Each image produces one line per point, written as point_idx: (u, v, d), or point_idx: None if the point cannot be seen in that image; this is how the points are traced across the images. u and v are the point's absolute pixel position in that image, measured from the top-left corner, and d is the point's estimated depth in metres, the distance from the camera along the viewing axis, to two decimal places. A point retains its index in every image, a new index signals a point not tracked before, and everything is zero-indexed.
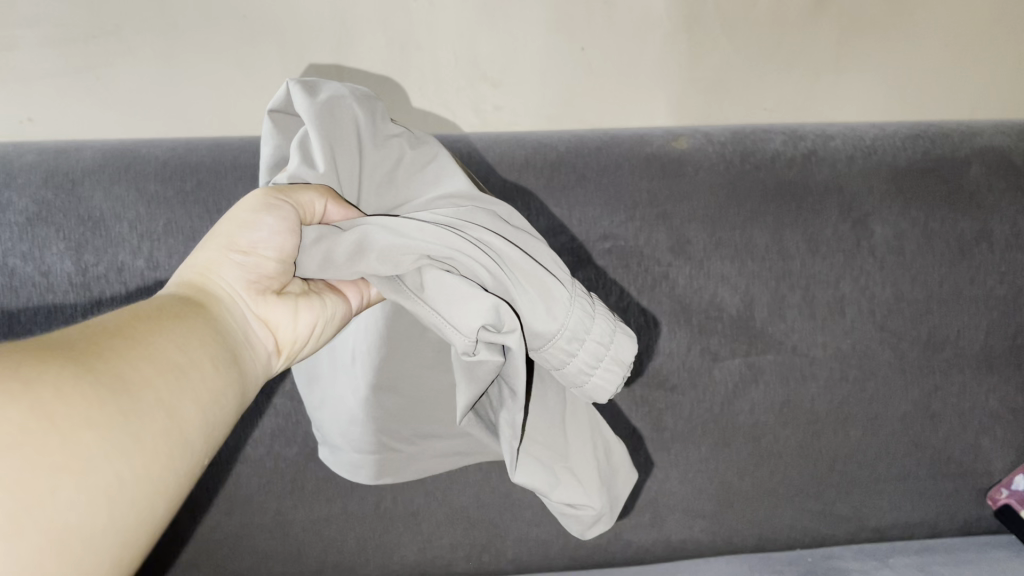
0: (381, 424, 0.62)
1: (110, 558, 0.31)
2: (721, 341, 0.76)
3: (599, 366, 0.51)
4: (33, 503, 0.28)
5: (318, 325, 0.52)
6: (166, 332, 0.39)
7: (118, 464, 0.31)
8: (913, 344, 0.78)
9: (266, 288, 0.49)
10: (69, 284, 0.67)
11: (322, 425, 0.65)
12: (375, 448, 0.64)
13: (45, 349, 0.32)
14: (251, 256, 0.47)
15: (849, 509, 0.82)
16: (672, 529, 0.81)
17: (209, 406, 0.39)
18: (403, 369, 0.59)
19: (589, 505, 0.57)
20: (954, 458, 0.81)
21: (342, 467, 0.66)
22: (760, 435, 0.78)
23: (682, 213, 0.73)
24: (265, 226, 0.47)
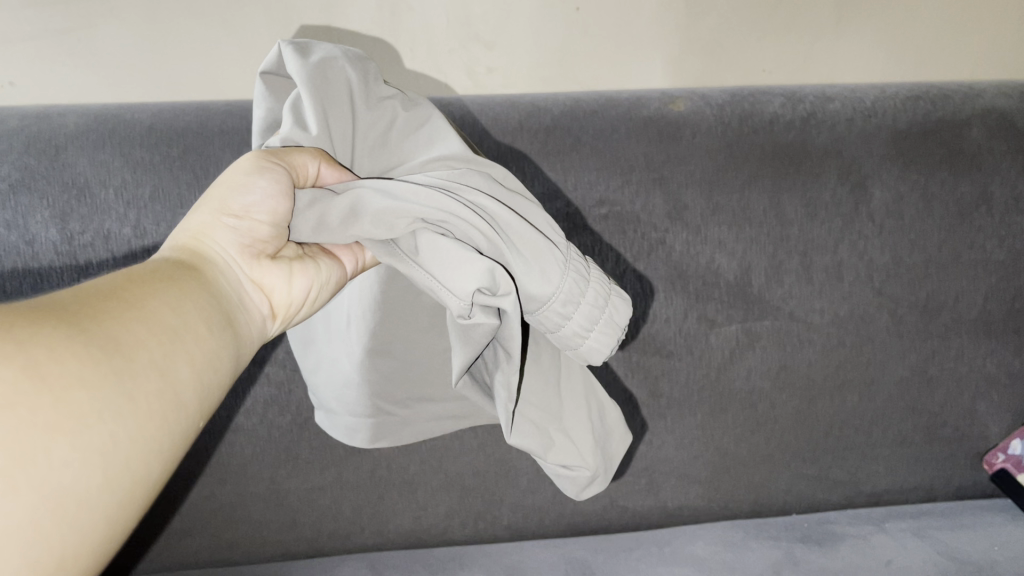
0: (376, 389, 0.61)
1: (105, 518, 0.30)
2: (717, 307, 0.75)
3: (595, 328, 0.50)
4: (28, 461, 0.27)
5: (313, 290, 0.51)
6: (159, 294, 0.38)
7: (111, 424, 0.30)
8: (911, 309, 0.77)
9: (260, 252, 0.48)
10: (55, 253, 0.66)
11: (317, 389, 0.64)
12: (369, 411, 0.63)
13: (39, 310, 0.31)
14: (244, 220, 0.46)
15: (844, 474, 0.82)
16: (668, 496, 0.81)
17: (204, 369, 0.38)
18: (395, 337, 0.59)
19: (581, 466, 0.57)
20: (951, 423, 0.81)
21: (337, 431, 0.64)
22: (756, 401, 0.78)
23: (679, 177, 0.72)
24: (257, 189, 0.46)
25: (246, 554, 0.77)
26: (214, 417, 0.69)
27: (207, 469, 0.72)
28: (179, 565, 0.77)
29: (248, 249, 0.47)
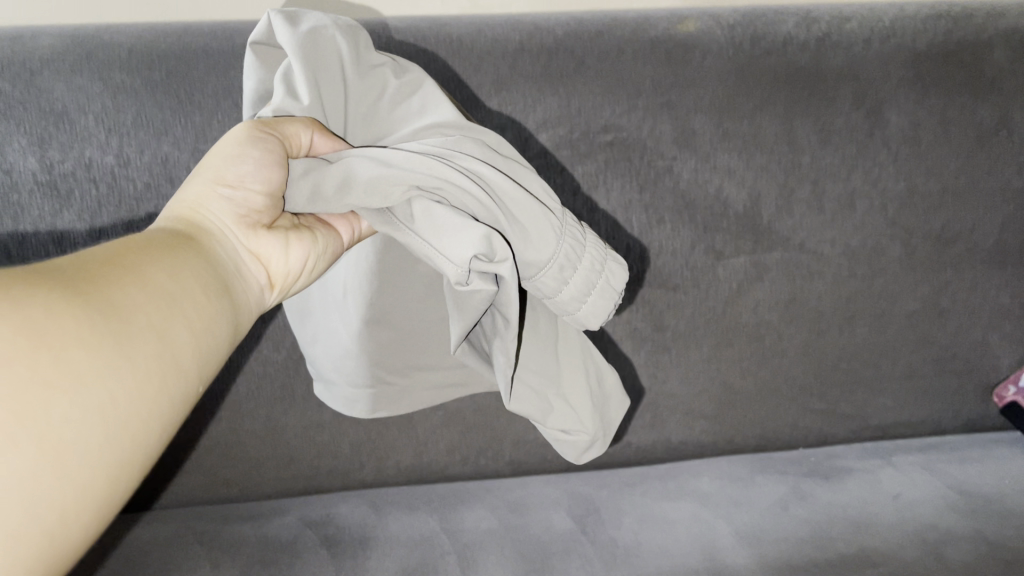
0: (375, 358, 0.58)
1: (106, 479, 0.28)
2: (725, 238, 0.72)
3: (591, 293, 0.48)
4: (26, 418, 0.25)
5: (311, 259, 0.48)
6: (155, 255, 0.36)
7: (111, 385, 0.29)
8: (925, 240, 0.75)
9: (257, 221, 0.45)
10: (35, 183, 0.63)
11: (314, 360, 0.61)
12: (369, 381, 0.60)
13: (31, 270, 0.29)
14: (239, 189, 0.43)
15: (852, 408, 0.81)
16: (673, 431, 0.80)
17: (204, 328, 0.36)
18: (395, 303, 0.56)
19: (580, 430, 0.55)
20: (961, 356, 0.80)
21: (336, 401, 0.62)
22: (763, 334, 0.76)
23: (688, 102, 0.69)
24: (249, 159, 0.43)
25: (243, 493, 0.76)
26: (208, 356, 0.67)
27: (201, 407, 0.70)
28: (175, 504, 0.75)
29: (245, 216, 0.44)
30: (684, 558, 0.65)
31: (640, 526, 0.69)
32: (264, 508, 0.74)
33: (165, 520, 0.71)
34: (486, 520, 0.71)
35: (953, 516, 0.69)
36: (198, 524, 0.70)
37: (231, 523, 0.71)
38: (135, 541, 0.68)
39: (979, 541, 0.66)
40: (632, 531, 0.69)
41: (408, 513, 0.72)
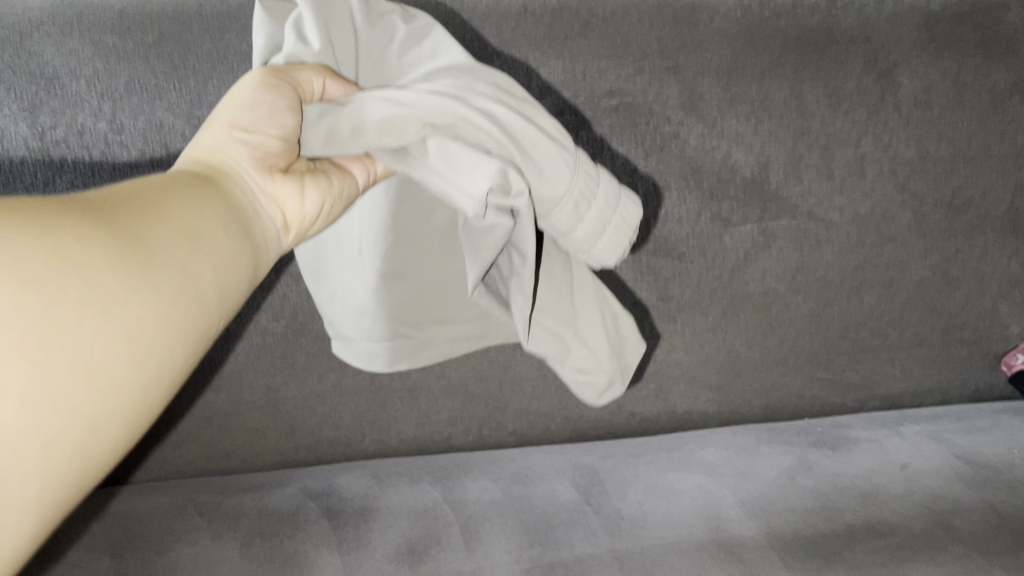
0: (393, 311, 0.57)
1: (132, 401, 0.29)
2: (732, 205, 0.71)
3: (606, 229, 0.47)
4: (61, 331, 0.26)
5: (328, 204, 0.46)
6: (177, 193, 0.36)
7: (136, 311, 0.29)
8: (935, 207, 0.73)
9: (276, 165, 0.44)
10: (26, 150, 0.61)
11: (331, 317, 0.60)
12: (387, 334, 0.59)
13: (61, 200, 0.30)
14: (254, 134, 0.43)
15: (859, 377, 0.80)
16: (677, 401, 0.79)
17: (228, 266, 0.36)
18: (411, 252, 0.54)
19: (597, 369, 0.54)
20: (970, 325, 0.78)
21: (355, 356, 0.61)
22: (770, 303, 0.75)
23: (695, 65, 0.67)
24: (264, 106, 0.42)
25: (243, 463, 0.75)
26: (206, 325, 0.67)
27: (199, 377, 0.69)
28: (173, 475, 0.75)
29: (264, 159, 0.43)
30: (690, 529, 0.65)
31: (645, 497, 0.69)
32: (265, 479, 0.73)
33: (165, 492, 0.70)
34: (489, 491, 0.70)
35: (961, 486, 0.68)
36: (198, 496, 0.70)
37: (232, 494, 0.70)
38: (135, 512, 0.68)
39: (988, 511, 0.65)
40: (637, 502, 0.68)
41: (410, 484, 0.71)
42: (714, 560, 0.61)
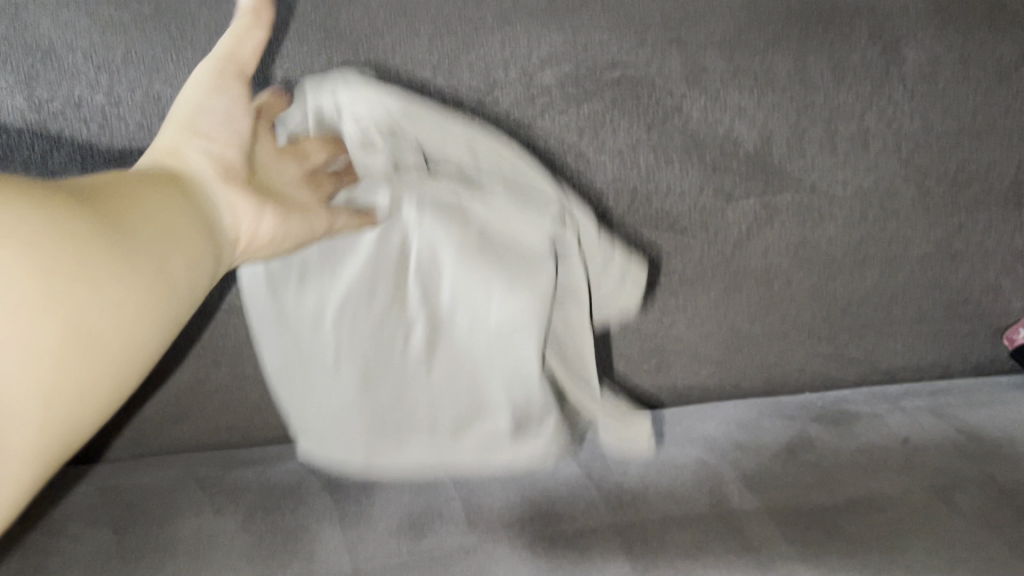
0: (373, 416, 0.64)
1: (116, 363, 0.35)
2: (735, 179, 0.70)
3: (569, 224, 0.62)
4: (54, 306, 0.32)
5: (282, 230, 0.51)
6: (154, 189, 0.42)
7: (120, 288, 0.35)
8: (939, 181, 0.73)
9: (233, 175, 0.48)
10: (24, 123, 0.61)
11: (306, 425, 0.65)
12: (368, 429, 0.64)
13: (54, 189, 0.35)
14: (213, 140, 0.49)
15: (861, 352, 0.80)
16: (678, 375, 0.79)
17: (197, 257, 0.41)
18: (380, 337, 0.62)
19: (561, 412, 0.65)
20: (973, 300, 0.78)
21: (330, 450, 0.65)
22: (772, 278, 0.75)
23: (698, 38, 0.67)
24: (222, 108, 0.50)
25: (246, 438, 0.75)
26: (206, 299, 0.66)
27: (201, 352, 0.69)
28: (174, 451, 0.74)
29: (222, 168, 0.48)
30: (692, 502, 0.65)
31: (647, 471, 0.69)
32: (267, 453, 0.73)
33: (167, 466, 0.71)
34: None
35: (963, 461, 0.68)
36: (201, 470, 0.70)
37: (234, 468, 0.70)
38: (137, 486, 0.68)
39: (989, 486, 0.65)
40: (638, 476, 0.68)
41: None
42: (715, 533, 0.61)
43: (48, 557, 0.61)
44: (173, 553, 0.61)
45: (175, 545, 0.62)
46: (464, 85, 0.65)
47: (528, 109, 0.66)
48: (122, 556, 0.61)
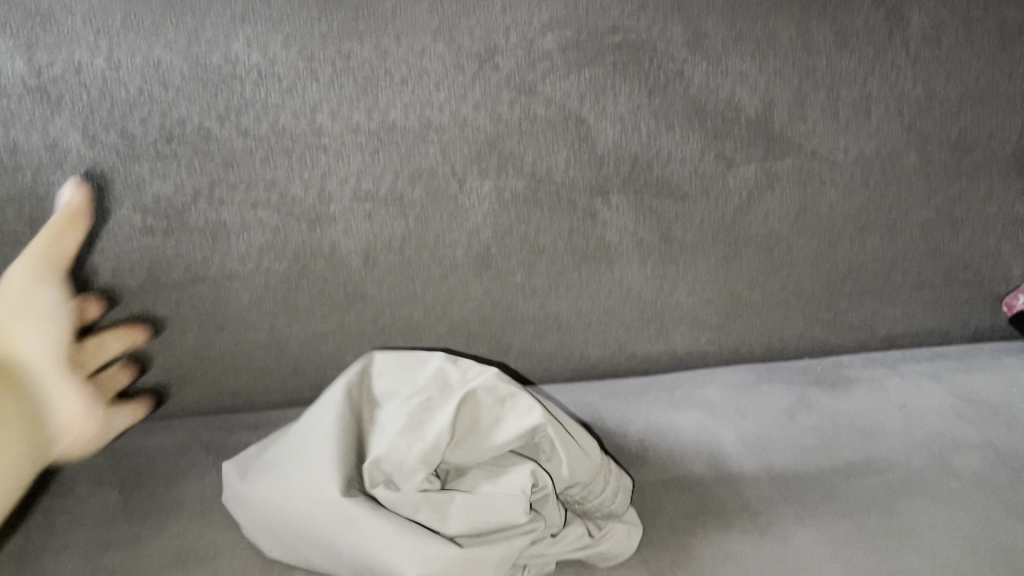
0: (349, 534, 0.53)
1: None
2: (737, 145, 0.70)
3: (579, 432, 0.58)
4: None
5: (85, 440, 0.60)
6: None
7: None
8: (941, 147, 0.73)
9: (65, 360, 0.59)
10: (24, 88, 0.60)
11: (279, 532, 0.55)
12: (344, 548, 0.53)
13: None
14: (45, 335, 0.58)
15: (860, 318, 0.79)
16: (678, 341, 0.78)
17: (14, 455, 0.54)
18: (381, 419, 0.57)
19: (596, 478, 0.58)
20: (973, 266, 0.78)
21: (302, 554, 0.55)
22: (772, 244, 0.75)
23: (700, 2, 0.66)
24: (47, 346, 0.58)
25: (252, 400, 0.75)
26: (214, 263, 0.67)
27: (209, 318, 0.70)
28: (179, 414, 0.74)
29: (49, 361, 0.57)
30: (690, 465, 0.66)
31: (647, 434, 0.69)
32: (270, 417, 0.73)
33: (171, 429, 0.71)
34: None
35: (961, 424, 0.69)
36: (205, 433, 0.70)
37: (238, 431, 0.71)
38: (143, 449, 0.68)
39: (987, 449, 0.66)
40: (637, 439, 0.69)
41: None
42: (714, 495, 0.62)
43: (56, 516, 0.62)
44: (179, 512, 0.62)
45: (182, 505, 0.63)
46: (464, 50, 0.64)
47: (529, 74, 0.66)
48: (129, 515, 0.62)
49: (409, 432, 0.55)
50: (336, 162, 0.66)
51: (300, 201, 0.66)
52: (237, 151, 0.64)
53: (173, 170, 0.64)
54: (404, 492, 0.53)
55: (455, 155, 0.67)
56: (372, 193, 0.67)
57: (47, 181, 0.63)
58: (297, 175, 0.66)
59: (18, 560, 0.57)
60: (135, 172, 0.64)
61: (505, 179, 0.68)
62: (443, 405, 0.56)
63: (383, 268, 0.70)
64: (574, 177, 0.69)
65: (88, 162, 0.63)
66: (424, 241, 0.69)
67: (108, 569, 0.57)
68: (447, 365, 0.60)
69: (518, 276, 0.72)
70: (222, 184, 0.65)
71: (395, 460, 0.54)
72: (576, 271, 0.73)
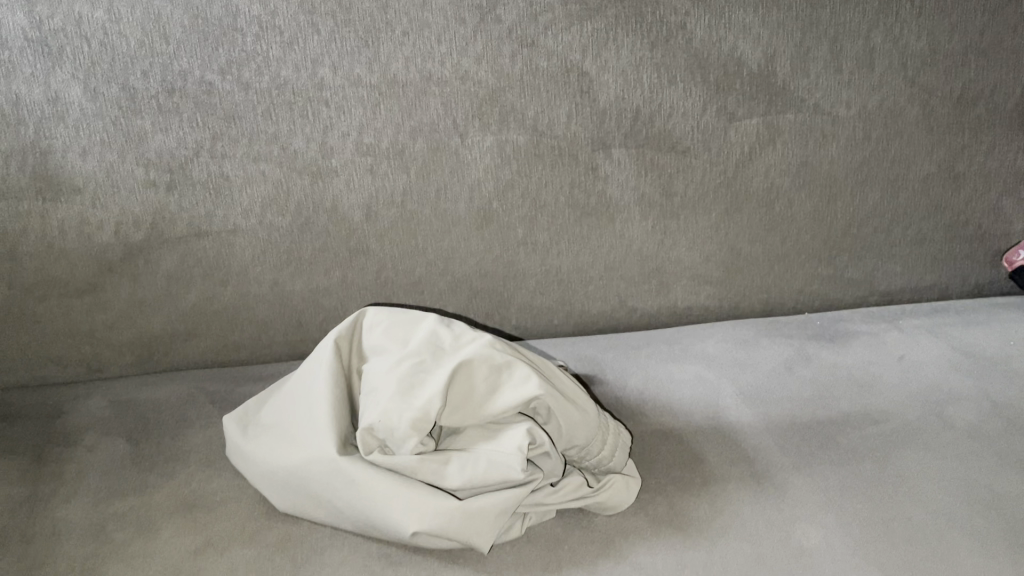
0: (349, 496, 0.53)
1: None
2: (738, 99, 0.70)
3: (575, 396, 0.58)
4: None
5: None
6: None
7: None
8: (943, 102, 0.73)
9: None
10: (25, 41, 0.61)
11: (282, 493, 0.56)
12: (346, 508, 0.54)
13: None
14: None
15: (861, 274, 0.79)
16: (679, 296, 0.78)
17: None
18: (374, 380, 0.57)
19: (591, 440, 0.58)
20: (975, 221, 0.78)
21: (309, 514, 0.56)
22: (774, 199, 0.74)
23: None
24: None
25: (252, 353, 0.74)
26: (214, 217, 0.67)
27: (207, 270, 0.69)
28: (181, 368, 0.74)
29: None
30: (690, 416, 0.66)
31: (646, 386, 0.70)
32: (269, 371, 0.73)
33: (176, 382, 0.72)
34: None
35: (959, 377, 0.70)
36: (209, 385, 0.71)
37: (242, 383, 0.71)
38: (149, 402, 0.69)
39: (983, 401, 0.67)
40: (637, 391, 0.70)
41: None
42: (712, 445, 0.63)
43: (65, 465, 0.63)
44: (186, 461, 0.63)
45: (188, 454, 0.64)
46: (465, 3, 0.65)
47: (530, 27, 0.66)
48: (136, 463, 0.63)
49: (401, 396, 0.54)
50: (338, 116, 0.66)
51: (302, 155, 0.66)
52: (239, 105, 0.64)
53: (175, 123, 0.64)
54: (398, 458, 0.54)
55: (457, 109, 0.67)
56: (374, 146, 0.67)
57: (49, 134, 0.63)
58: (299, 129, 0.66)
59: (29, 507, 0.59)
60: (137, 125, 0.64)
61: (506, 133, 0.68)
62: (436, 368, 0.56)
63: (384, 222, 0.70)
64: (575, 131, 0.69)
65: (90, 115, 0.63)
66: (425, 195, 0.69)
67: (118, 514, 0.58)
68: (440, 329, 0.60)
69: (519, 231, 0.72)
70: (225, 137, 0.65)
71: (387, 427, 0.54)
72: (577, 226, 0.73)
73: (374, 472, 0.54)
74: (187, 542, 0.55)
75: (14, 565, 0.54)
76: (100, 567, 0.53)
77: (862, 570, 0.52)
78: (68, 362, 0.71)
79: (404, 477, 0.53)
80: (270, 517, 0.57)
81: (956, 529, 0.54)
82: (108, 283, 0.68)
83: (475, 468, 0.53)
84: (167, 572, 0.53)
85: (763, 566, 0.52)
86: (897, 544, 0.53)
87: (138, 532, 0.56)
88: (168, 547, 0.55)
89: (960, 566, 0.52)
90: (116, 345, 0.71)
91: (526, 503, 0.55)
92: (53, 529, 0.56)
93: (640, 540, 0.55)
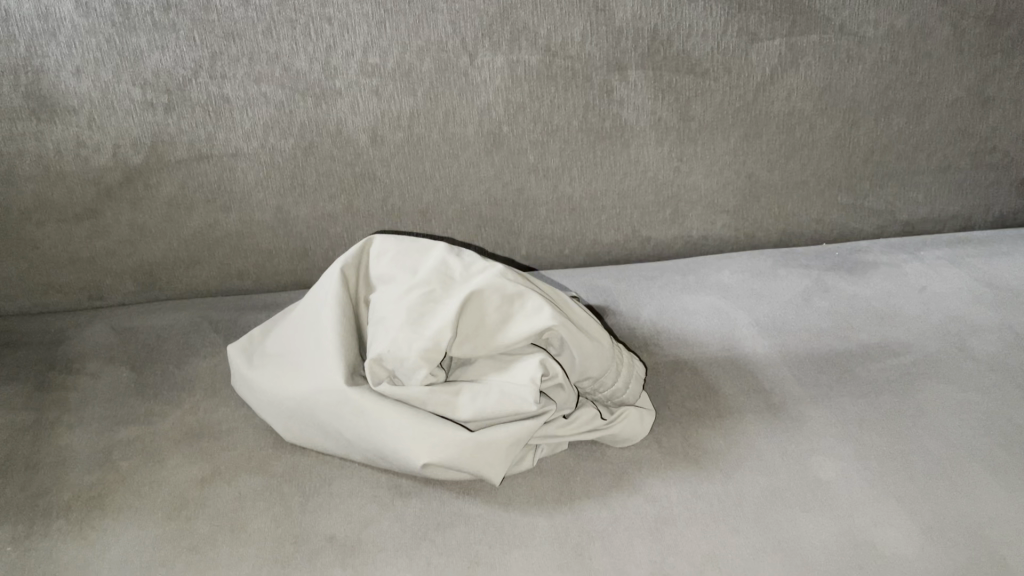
0: (358, 427, 0.53)
1: None
2: (761, 19, 0.67)
3: (589, 326, 0.57)
4: None
5: None
6: None
7: None
8: (976, 22, 0.70)
9: None
10: None
11: (289, 423, 0.56)
12: (354, 439, 0.53)
13: None
14: None
15: (882, 203, 0.77)
16: (694, 225, 0.75)
17: None
18: (383, 310, 0.55)
19: (607, 373, 0.57)
20: (1002, 148, 0.75)
21: (316, 445, 0.55)
22: (795, 124, 0.72)
23: None
24: None
25: (255, 282, 0.72)
26: (216, 141, 0.65)
27: (210, 195, 0.67)
28: (183, 295, 0.72)
29: None
30: (705, 347, 0.65)
31: (660, 318, 0.69)
32: (273, 301, 0.71)
33: (179, 310, 0.70)
34: None
35: (980, 308, 0.68)
36: (213, 314, 0.70)
37: (246, 312, 0.70)
38: (152, 330, 0.68)
39: (1005, 332, 0.65)
40: (651, 322, 0.68)
41: None
42: (728, 376, 0.62)
43: (68, 393, 0.62)
44: (191, 391, 0.62)
45: (193, 383, 0.63)
46: None
47: None
48: (140, 392, 0.62)
49: (411, 325, 0.53)
50: (342, 34, 0.63)
51: (305, 75, 0.64)
52: (238, 23, 0.62)
53: (171, 42, 0.62)
54: (408, 389, 0.52)
55: (466, 28, 0.64)
56: (380, 67, 0.64)
57: (41, 52, 0.60)
58: (302, 48, 0.63)
59: (33, 435, 0.58)
60: (133, 43, 0.61)
61: (517, 53, 0.65)
62: (446, 298, 0.54)
63: (390, 147, 0.67)
64: (590, 51, 0.66)
65: (84, 33, 0.61)
66: (433, 119, 0.67)
67: (123, 443, 0.57)
68: (449, 258, 0.58)
69: (530, 157, 0.69)
70: (225, 56, 0.63)
71: (396, 358, 0.53)
72: (590, 151, 0.70)
73: (383, 403, 0.52)
74: (193, 471, 0.55)
75: (19, 494, 0.53)
76: (106, 495, 0.53)
77: (881, 503, 0.51)
78: (69, 289, 0.70)
79: (413, 409, 0.52)
80: (277, 447, 0.57)
81: (977, 463, 0.53)
82: (108, 208, 0.66)
83: (486, 400, 0.52)
84: (174, 501, 0.52)
85: (781, 499, 0.51)
86: (916, 477, 0.53)
87: (144, 461, 0.55)
88: (175, 476, 0.54)
89: (980, 499, 0.51)
90: (117, 272, 0.70)
91: (538, 435, 0.54)
92: (57, 458, 0.56)
93: (653, 471, 0.54)
